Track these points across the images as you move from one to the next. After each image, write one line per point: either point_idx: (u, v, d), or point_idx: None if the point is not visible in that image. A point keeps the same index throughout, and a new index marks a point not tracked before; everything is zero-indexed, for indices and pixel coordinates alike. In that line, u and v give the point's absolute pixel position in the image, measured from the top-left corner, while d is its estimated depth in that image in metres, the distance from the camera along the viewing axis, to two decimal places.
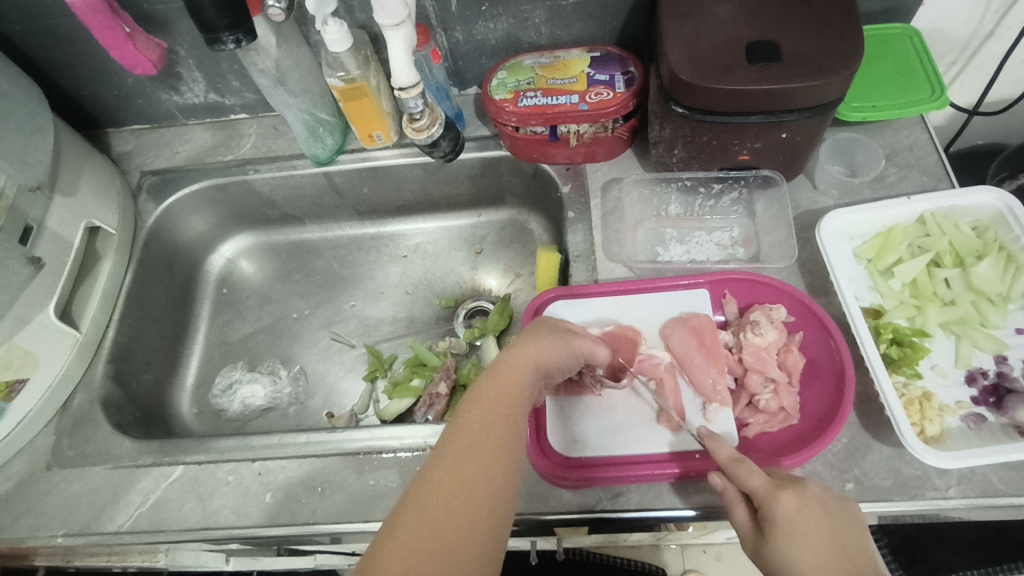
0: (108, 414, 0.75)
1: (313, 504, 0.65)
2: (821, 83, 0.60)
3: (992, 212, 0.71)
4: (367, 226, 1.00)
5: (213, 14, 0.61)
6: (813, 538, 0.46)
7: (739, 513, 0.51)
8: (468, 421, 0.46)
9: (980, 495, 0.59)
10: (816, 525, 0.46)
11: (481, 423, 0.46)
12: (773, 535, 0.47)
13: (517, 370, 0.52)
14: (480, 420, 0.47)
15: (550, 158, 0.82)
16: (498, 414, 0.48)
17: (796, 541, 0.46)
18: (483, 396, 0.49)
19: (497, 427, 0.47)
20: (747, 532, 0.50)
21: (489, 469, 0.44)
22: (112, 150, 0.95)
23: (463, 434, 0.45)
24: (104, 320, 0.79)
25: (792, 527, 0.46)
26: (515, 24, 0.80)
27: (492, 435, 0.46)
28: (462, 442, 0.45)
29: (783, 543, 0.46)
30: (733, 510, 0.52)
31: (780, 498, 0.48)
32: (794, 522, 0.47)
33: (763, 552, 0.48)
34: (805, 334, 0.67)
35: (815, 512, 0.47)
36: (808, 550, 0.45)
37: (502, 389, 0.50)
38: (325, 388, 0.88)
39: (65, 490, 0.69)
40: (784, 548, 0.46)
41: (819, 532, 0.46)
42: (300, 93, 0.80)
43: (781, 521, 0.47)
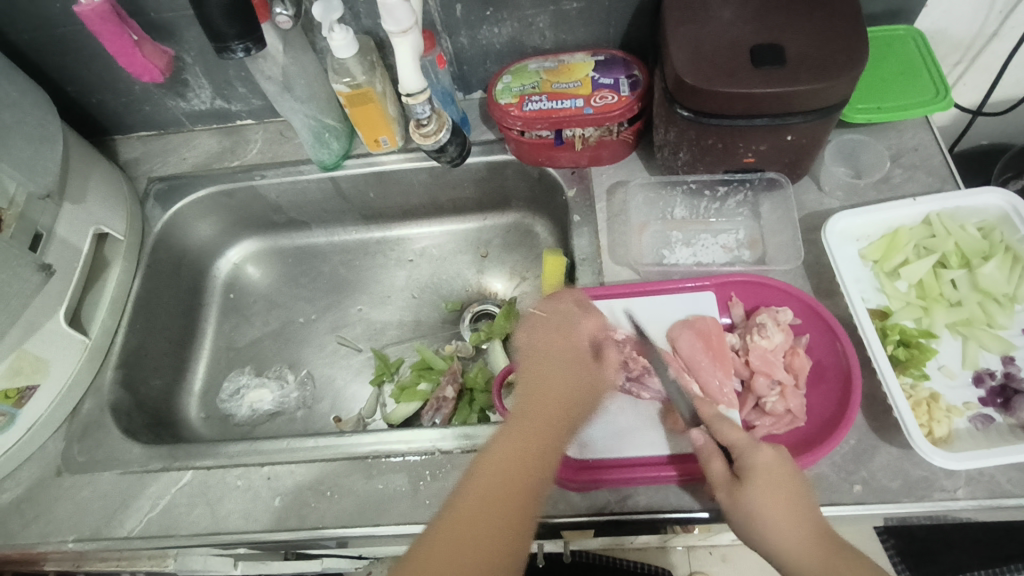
0: (118, 420, 0.75)
1: (322, 508, 0.66)
2: (826, 86, 0.60)
3: (998, 213, 0.71)
4: (373, 230, 1.01)
5: (221, 23, 0.62)
6: (785, 489, 0.51)
7: (715, 464, 0.55)
8: (500, 460, 0.52)
9: (988, 496, 0.59)
10: (788, 480, 0.52)
11: (512, 464, 0.52)
12: (750, 484, 0.51)
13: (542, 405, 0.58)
14: (512, 462, 0.52)
15: (555, 161, 0.83)
16: (529, 457, 0.53)
17: (772, 490, 0.51)
18: (514, 435, 0.54)
19: (528, 468, 0.52)
20: (721, 481, 0.54)
21: (519, 510, 0.49)
22: (119, 156, 0.96)
23: (496, 472, 0.51)
24: (113, 326, 0.79)
25: (768, 477, 0.52)
26: (519, 29, 0.80)
27: (522, 477, 0.51)
28: (494, 479, 0.51)
29: (761, 491, 0.51)
30: (711, 463, 0.55)
31: (761, 453, 0.53)
32: (771, 474, 0.52)
33: (742, 498, 0.51)
34: (811, 336, 0.67)
35: (788, 468, 0.53)
36: (781, 497, 0.50)
37: (532, 430, 0.55)
38: (332, 392, 0.89)
39: (75, 495, 0.69)
40: (760, 496, 0.51)
41: (788, 483, 0.51)
42: (307, 100, 0.81)
43: (761, 469, 0.52)
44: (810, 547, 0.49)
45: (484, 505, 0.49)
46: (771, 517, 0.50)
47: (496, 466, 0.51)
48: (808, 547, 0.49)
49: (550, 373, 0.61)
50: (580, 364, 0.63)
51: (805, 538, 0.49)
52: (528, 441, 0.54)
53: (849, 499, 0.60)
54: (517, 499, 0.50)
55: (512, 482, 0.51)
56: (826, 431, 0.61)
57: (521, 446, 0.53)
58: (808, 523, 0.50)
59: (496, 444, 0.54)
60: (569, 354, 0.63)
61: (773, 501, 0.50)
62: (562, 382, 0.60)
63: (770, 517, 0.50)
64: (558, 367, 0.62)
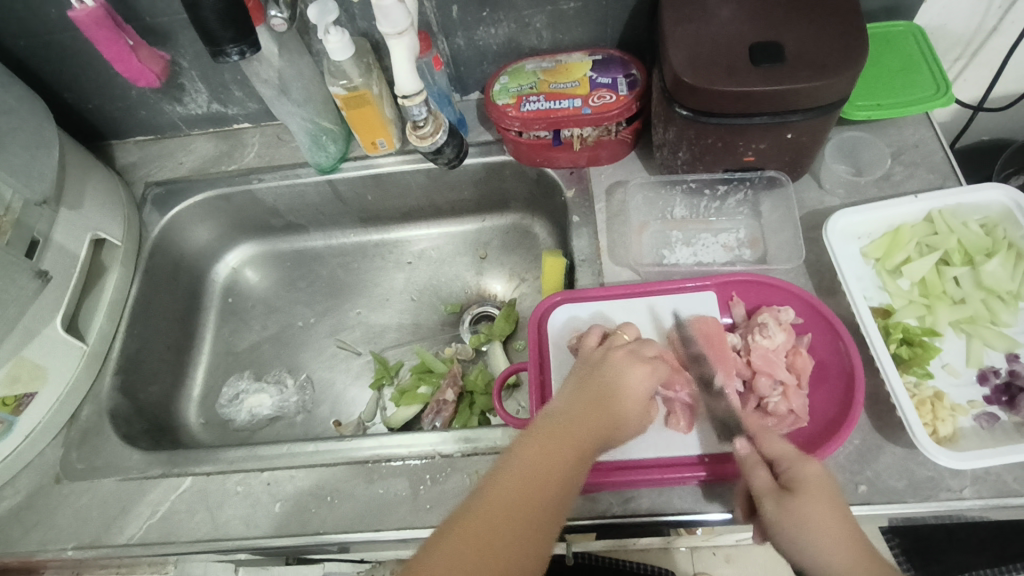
0: (116, 426, 0.75)
1: (323, 513, 0.65)
2: (826, 83, 0.59)
3: (1000, 210, 0.70)
4: (372, 233, 1.00)
5: (216, 26, 0.61)
6: (836, 503, 0.48)
7: (759, 475, 0.52)
8: (523, 471, 0.47)
9: (995, 495, 0.59)
10: (839, 498, 0.49)
11: (538, 475, 0.47)
12: (802, 493, 0.49)
13: (582, 432, 0.51)
14: (537, 473, 0.47)
15: (553, 162, 0.82)
16: (556, 470, 0.48)
17: (823, 500, 0.48)
18: (543, 445, 0.49)
19: (556, 479, 0.48)
20: (766, 490, 0.51)
21: (542, 525, 0.45)
22: (116, 161, 0.96)
23: (518, 482, 0.47)
24: (111, 333, 0.79)
25: (820, 489, 0.49)
26: (516, 29, 0.80)
27: (548, 490, 0.47)
28: (515, 491, 0.46)
29: (814, 501, 0.48)
30: (755, 472, 0.52)
31: (811, 467, 0.51)
32: (822, 487, 0.49)
33: (791, 506, 0.48)
34: (813, 336, 0.67)
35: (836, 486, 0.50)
36: (833, 511, 0.48)
37: (564, 444, 0.50)
38: (332, 396, 0.88)
39: (74, 503, 0.69)
40: (811, 505, 0.48)
41: (840, 501, 0.49)
42: (304, 103, 0.80)
43: (811, 480, 0.50)
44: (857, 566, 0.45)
45: (502, 519, 0.44)
46: (821, 525, 0.47)
47: (518, 477, 0.47)
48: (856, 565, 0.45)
49: (606, 403, 0.54)
50: (641, 403, 0.56)
51: (852, 553, 0.46)
52: (556, 451, 0.49)
53: (855, 499, 0.59)
54: (540, 514, 0.46)
55: (535, 495, 0.46)
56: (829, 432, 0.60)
57: (549, 458, 0.48)
58: (857, 541, 0.47)
59: (520, 451, 0.49)
60: (631, 393, 0.55)
61: (825, 512, 0.48)
62: (616, 416, 0.54)
63: (819, 527, 0.47)
64: (617, 395, 0.55)
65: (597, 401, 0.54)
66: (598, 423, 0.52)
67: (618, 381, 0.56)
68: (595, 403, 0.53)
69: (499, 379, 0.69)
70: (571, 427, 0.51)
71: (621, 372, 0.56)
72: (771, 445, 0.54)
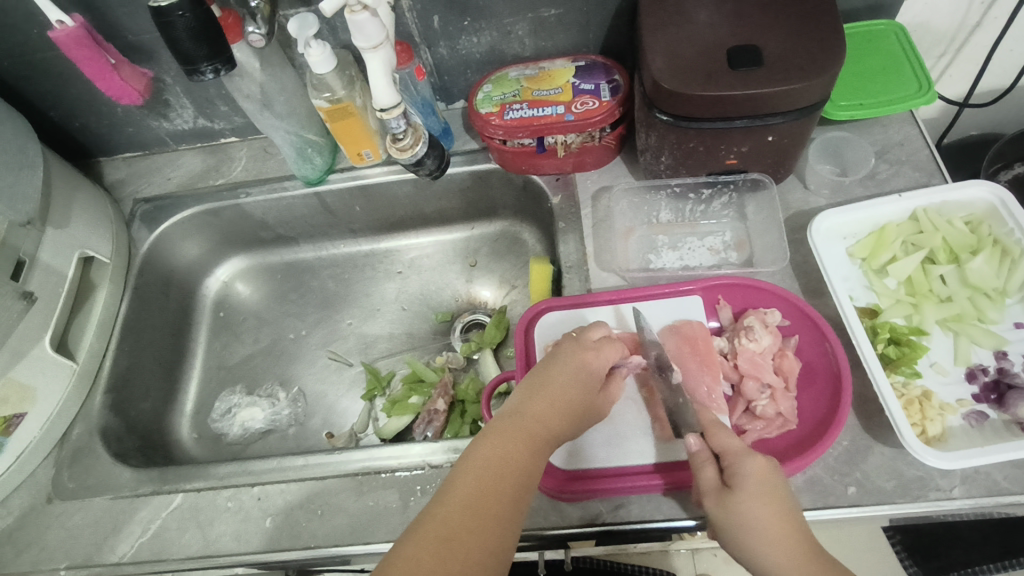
0: (108, 444, 0.75)
1: (314, 527, 0.65)
2: (803, 86, 0.59)
3: (985, 207, 0.70)
4: (361, 243, 1.00)
5: (189, 46, 0.62)
6: (775, 497, 0.50)
7: (706, 471, 0.53)
8: (478, 468, 0.48)
9: (984, 494, 0.58)
10: (779, 491, 0.50)
11: (493, 471, 0.48)
12: (741, 493, 0.50)
13: (538, 424, 0.53)
14: (492, 468, 0.48)
15: (539, 169, 0.82)
16: (510, 462, 0.49)
17: (763, 498, 0.50)
18: (496, 440, 0.51)
19: (515, 471, 0.49)
20: (710, 488, 0.52)
21: (501, 514, 0.46)
22: (105, 179, 0.96)
23: (473, 478, 0.48)
24: (101, 350, 0.79)
25: (760, 487, 0.50)
26: (498, 38, 0.80)
27: (503, 483, 0.48)
28: (472, 487, 0.47)
29: (754, 502, 0.50)
30: (701, 470, 0.54)
31: (754, 463, 0.52)
32: (763, 484, 0.51)
33: (733, 507, 0.50)
34: (800, 338, 0.67)
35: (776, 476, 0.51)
36: (773, 509, 0.49)
37: (516, 438, 0.51)
38: (324, 408, 0.88)
39: (66, 523, 0.69)
40: (751, 504, 0.50)
41: (780, 495, 0.50)
42: (287, 116, 0.81)
43: (753, 477, 0.51)
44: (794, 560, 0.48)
45: (461, 514, 0.45)
46: (762, 526, 0.49)
47: (475, 474, 0.48)
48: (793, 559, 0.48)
49: (552, 389, 0.56)
50: (587, 387, 0.59)
51: (790, 547, 0.48)
52: (509, 447, 0.50)
53: (844, 501, 0.59)
54: (498, 506, 0.47)
55: (491, 489, 0.47)
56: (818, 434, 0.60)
57: (503, 453, 0.50)
58: (796, 533, 0.49)
59: (475, 451, 0.50)
60: (583, 383, 0.58)
61: (764, 510, 0.49)
62: (563, 404, 0.56)
63: (757, 526, 0.49)
64: (560, 383, 0.57)
65: (551, 392, 0.56)
66: (551, 414, 0.55)
67: (570, 372, 0.58)
68: (549, 395, 0.56)
69: (487, 391, 0.69)
70: (527, 420, 0.53)
71: (560, 363, 0.59)
72: (718, 437, 0.55)
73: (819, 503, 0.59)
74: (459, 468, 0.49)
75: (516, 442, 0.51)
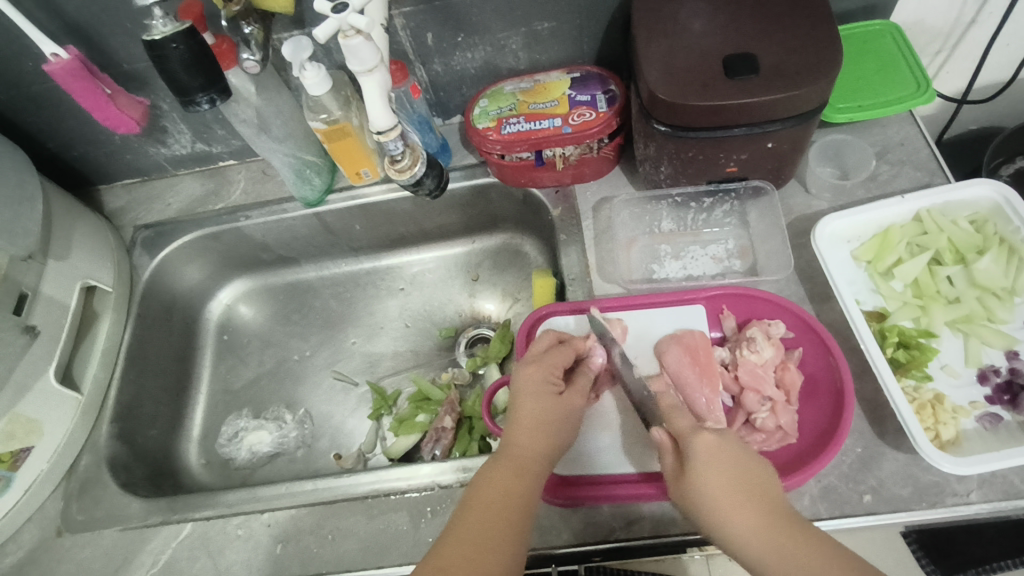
0: (116, 474, 0.74)
1: (325, 553, 0.65)
2: (800, 93, 0.59)
3: (990, 205, 0.70)
4: (363, 262, 1.00)
5: (184, 77, 0.62)
6: (730, 472, 0.50)
7: (667, 461, 0.54)
8: (474, 504, 0.51)
9: (1002, 498, 0.58)
10: (734, 463, 0.50)
11: (487, 501, 0.51)
12: (693, 475, 0.51)
13: (525, 447, 0.55)
14: (487, 503, 0.51)
15: (538, 181, 0.82)
16: (504, 492, 0.52)
17: (717, 474, 0.50)
18: (489, 474, 0.53)
19: (512, 501, 0.51)
20: (673, 475, 0.53)
21: (505, 539, 0.49)
22: (104, 207, 0.96)
23: (472, 512, 0.50)
24: (106, 380, 0.79)
25: (713, 464, 0.50)
26: (492, 52, 0.80)
27: (501, 512, 0.50)
28: (470, 521, 0.49)
29: (707, 477, 0.50)
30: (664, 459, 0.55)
31: (700, 441, 0.52)
32: (713, 459, 0.51)
33: (688, 487, 0.51)
34: (804, 350, 0.66)
35: (738, 458, 0.51)
36: (726, 486, 0.49)
37: (503, 469, 0.53)
38: (331, 429, 0.88)
39: (76, 556, 0.68)
40: (707, 479, 0.50)
41: (727, 467, 0.50)
42: (285, 139, 0.81)
43: (704, 455, 0.51)
44: (760, 536, 0.47)
45: (463, 547, 0.48)
46: (716, 504, 0.49)
47: (475, 509, 0.50)
48: (762, 532, 0.47)
49: (521, 410, 0.57)
50: (551, 391, 0.59)
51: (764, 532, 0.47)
52: (498, 475, 0.53)
53: (860, 510, 0.58)
54: (495, 529, 0.49)
55: (490, 519, 0.50)
56: (817, 449, 0.60)
57: (496, 484, 0.52)
58: (767, 516, 0.48)
59: (471, 490, 0.53)
60: (551, 391, 0.59)
61: (721, 487, 0.49)
62: (540, 418, 0.57)
63: (714, 507, 0.49)
64: (524, 400, 0.58)
65: (525, 407, 0.58)
66: (532, 432, 0.56)
67: (542, 384, 0.59)
68: (524, 410, 0.57)
69: (488, 393, 0.70)
70: (513, 447, 0.55)
71: (515, 382, 0.60)
72: (675, 425, 0.55)
73: (833, 512, 0.58)
74: (460, 508, 0.51)
75: (508, 473, 0.53)
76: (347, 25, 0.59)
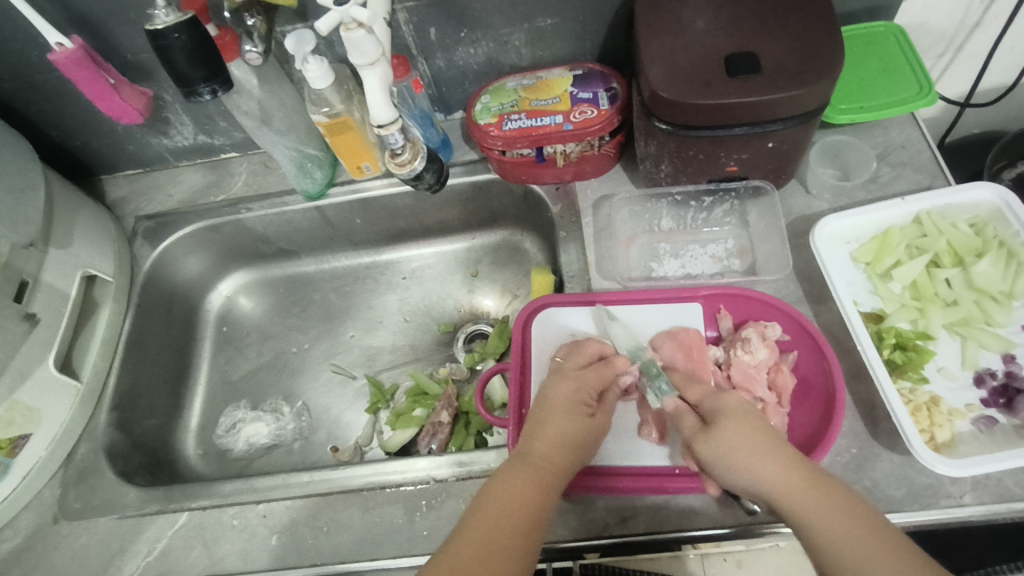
0: (113, 462, 0.74)
1: (320, 544, 0.65)
2: (802, 92, 0.59)
3: (990, 208, 0.70)
4: (364, 256, 1.01)
5: (187, 68, 0.62)
6: (746, 421, 0.55)
7: (686, 421, 0.59)
8: (490, 503, 0.51)
9: (996, 501, 0.58)
10: (755, 419, 0.55)
11: (502, 507, 0.51)
12: (721, 422, 0.55)
13: (546, 458, 0.55)
14: (501, 502, 0.51)
15: (539, 178, 0.82)
16: (520, 496, 0.52)
17: (734, 421, 0.55)
18: (509, 475, 0.54)
19: (526, 503, 0.52)
20: (693, 430, 0.57)
21: (517, 551, 0.49)
22: (106, 197, 0.96)
23: (486, 513, 0.51)
24: (105, 368, 0.79)
25: (735, 414, 0.56)
26: (495, 48, 0.80)
27: (515, 515, 0.51)
28: (487, 519, 0.50)
29: (729, 422, 0.55)
30: (683, 421, 0.59)
31: (728, 399, 0.58)
32: (735, 411, 0.56)
33: (714, 431, 0.55)
34: (799, 354, 0.66)
35: (748, 412, 0.56)
36: (744, 429, 0.54)
37: (522, 475, 0.54)
38: (329, 421, 0.88)
39: (73, 543, 0.69)
40: (727, 427, 0.54)
41: (756, 420, 0.55)
42: (287, 132, 0.81)
43: (724, 410, 0.57)
44: (784, 470, 0.51)
45: (476, 543, 0.48)
46: (733, 442, 0.53)
47: (490, 505, 0.51)
48: (780, 467, 0.51)
49: (547, 422, 0.58)
50: (580, 410, 0.60)
51: (787, 474, 0.51)
52: (519, 484, 0.53)
53: None
54: (509, 539, 0.49)
55: (504, 519, 0.50)
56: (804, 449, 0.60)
57: (514, 486, 0.53)
58: (788, 462, 0.52)
59: (487, 491, 0.53)
60: (577, 409, 0.60)
61: (738, 431, 0.54)
62: (563, 437, 0.57)
63: (750, 451, 0.53)
64: (555, 416, 0.59)
65: (551, 421, 0.58)
66: (556, 447, 0.56)
67: (571, 402, 0.60)
68: (549, 422, 0.58)
69: (481, 382, 0.70)
70: (533, 456, 0.55)
71: (547, 395, 0.62)
72: (690, 391, 0.61)
73: None
74: (474, 506, 0.52)
75: (526, 479, 0.53)
76: (349, 18, 0.59)
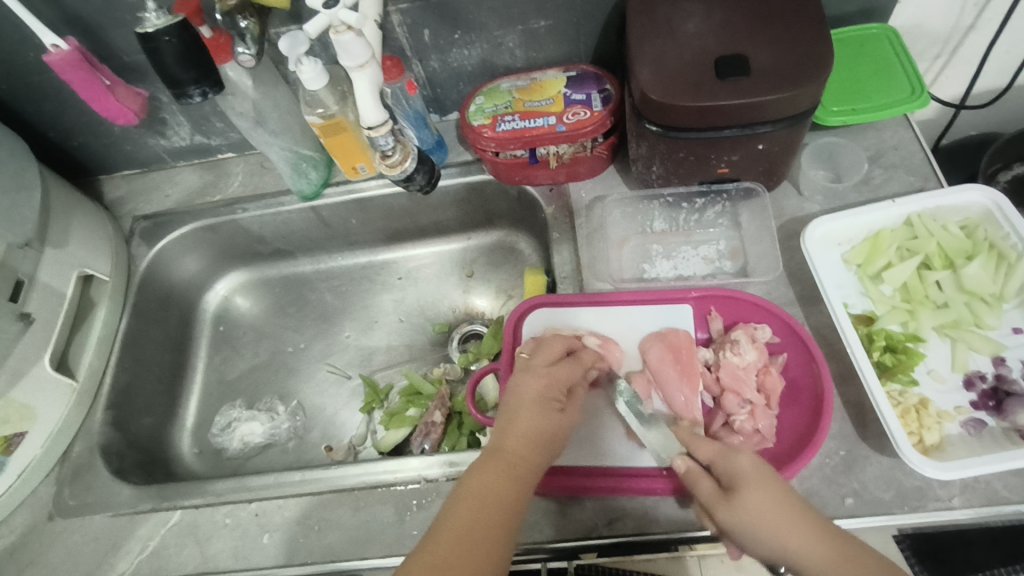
0: (108, 461, 0.75)
1: (311, 543, 0.65)
2: (792, 94, 0.59)
3: (981, 211, 0.70)
4: (359, 257, 1.01)
5: (177, 71, 0.63)
6: (770, 489, 0.49)
7: (701, 484, 0.53)
8: (465, 501, 0.51)
9: (984, 504, 0.58)
10: (773, 478, 0.50)
11: (478, 507, 0.51)
12: (744, 492, 0.50)
13: (517, 454, 0.54)
14: (477, 502, 0.51)
15: (532, 179, 0.82)
16: (494, 496, 0.52)
17: (758, 492, 0.49)
18: (483, 471, 0.53)
19: (499, 502, 0.51)
20: (710, 497, 0.52)
21: (487, 551, 0.48)
22: (104, 197, 0.97)
23: (462, 512, 0.51)
24: (100, 367, 0.80)
25: (755, 479, 0.50)
26: (489, 50, 0.80)
27: (489, 515, 0.51)
28: (461, 519, 0.50)
29: (751, 492, 0.49)
30: (698, 484, 0.53)
31: (742, 457, 0.52)
32: (756, 474, 0.51)
33: (735, 503, 0.49)
34: (788, 356, 0.66)
35: (766, 471, 0.51)
36: (770, 501, 0.49)
37: (495, 471, 0.53)
38: (323, 420, 0.88)
39: (67, 540, 0.69)
40: (752, 502, 0.49)
41: (778, 482, 0.50)
42: (280, 132, 0.81)
43: (743, 474, 0.51)
44: (828, 550, 0.46)
45: (450, 542, 0.49)
46: (764, 518, 0.48)
47: (465, 504, 0.51)
48: (823, 551, 0.46)
49: (518, 418, 0.56)
50: (548, 407, 0.58)
51: (831, 557, 0.46)
52: (493, 481, 0.52)
53: (843, 512, 0.58)
54: (484, 542, 0.49)
55: (478, 519, 0.50)
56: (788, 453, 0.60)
57: (487, 484, 0.52)
58: (829, 542, 0.47)
59: (462, 487, 0.53)
60: (547, 406, 0.58)
61: (763, 504, 0.49)
62: (535, 433, 0.56)
63: (774, 520, 0.48)
64: (524, 411, 0.57)
65: (519, 418, 0.56)
66: (527, 444, 0.55)
67: (541, 398, 0.58)
68: (519, 422, 0.56)
69: (472, 383, 0.70)
70: (506, 452, 0.55)
71: (517, 390, 0.59)
72: (700, 447, 0.55)
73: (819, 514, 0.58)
74: (451, 501, 0.52)
75: (499, 477, 0.53)
76: (338, 21, 0.60)
